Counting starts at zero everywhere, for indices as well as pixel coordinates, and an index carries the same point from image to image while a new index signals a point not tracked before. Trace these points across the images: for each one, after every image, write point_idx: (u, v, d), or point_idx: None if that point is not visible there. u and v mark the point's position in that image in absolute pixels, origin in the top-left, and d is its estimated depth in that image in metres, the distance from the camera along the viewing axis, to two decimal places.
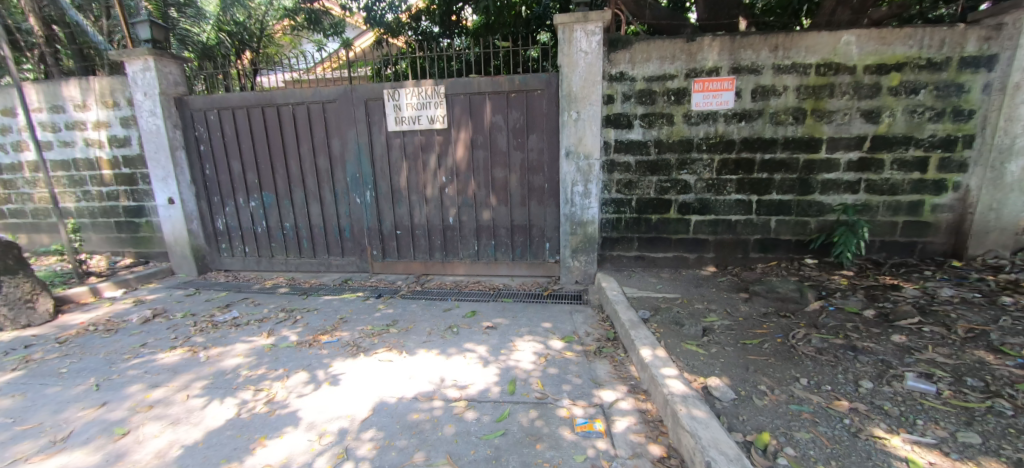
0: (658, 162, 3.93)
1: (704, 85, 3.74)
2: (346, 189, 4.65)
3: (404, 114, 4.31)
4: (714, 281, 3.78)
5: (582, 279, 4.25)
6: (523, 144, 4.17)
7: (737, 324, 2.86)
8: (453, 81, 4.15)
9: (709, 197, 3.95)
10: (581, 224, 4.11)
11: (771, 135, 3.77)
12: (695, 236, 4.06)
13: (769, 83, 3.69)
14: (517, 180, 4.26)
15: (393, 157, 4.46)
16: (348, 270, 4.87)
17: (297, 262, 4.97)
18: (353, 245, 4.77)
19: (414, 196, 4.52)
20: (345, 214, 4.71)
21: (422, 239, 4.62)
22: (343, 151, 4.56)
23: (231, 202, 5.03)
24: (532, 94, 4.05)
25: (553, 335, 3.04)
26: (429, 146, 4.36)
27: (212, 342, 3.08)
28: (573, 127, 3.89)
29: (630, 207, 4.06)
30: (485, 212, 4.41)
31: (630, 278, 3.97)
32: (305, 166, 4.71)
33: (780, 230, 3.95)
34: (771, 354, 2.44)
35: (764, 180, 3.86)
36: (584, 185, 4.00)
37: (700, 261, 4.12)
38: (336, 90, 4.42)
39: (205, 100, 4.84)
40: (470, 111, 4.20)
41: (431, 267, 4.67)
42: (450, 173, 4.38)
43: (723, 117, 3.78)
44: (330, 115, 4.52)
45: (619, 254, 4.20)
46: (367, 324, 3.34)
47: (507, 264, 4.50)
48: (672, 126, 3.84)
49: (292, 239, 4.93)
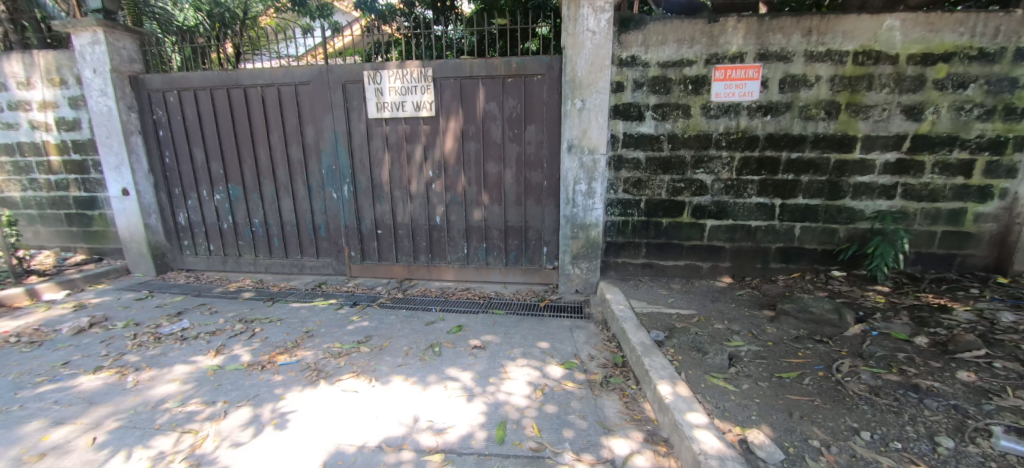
0: (671, 159, 3.48)
1: (726, 72, 3.29)
2: (321, 183, 4.16)
3: (386, 100, 3.83)
4: (732, 295, 3.35)
5: (583, 288, 3.81)
6: (520, 137, 3.71)
7: (767, 351, 2.44)
8: (442, 63, 3.66)
9: (727, 200, 3.53)
10: (583, 227, 3.67)
11: (799, 132, 3.34)
12: (710, 243, 3.64)
13: (799, 73, 3.26)
14: (513, 176, 3.81)
15: (374, 148, 3.98)
16: (323, 273, 4.39)
17: (267, 263, 4.48)
18: (329, 245, 4.29)
19: (397, 192, 4.05)
20: (320, 210, 4.23)
21: (405, 240, 4.15)
22: (318, 140, 4.06)
23: (194, 195, 4.53)
24: (530, 79, 3.58)
25: (551, 360, 2.59)
26: (414, 136, 3.88)
27: (147, 361, 2.60)
28: (577, 117, 3.43)
29: (638, 209, 3.62)
30: (476, 211, 3.95)
31: (637, 289, 3.53)
32: (276, 157, 4.21)
33: (805, 238, 3.54)
34: (816, 394, 2.01)
35: (790, 182, 3.44)
36: (588, 183, 3.56)
37: (714, 271, 3.70)
38: (310, 71, 3.92)
39: (164, 79, 4.32)
40: (460, 98, 3.72)
41: (414, 272, 4.20)
42: (438, 167, 3.91)
43: (746, 110, 3.35)
44: (304, 99, 4.02)
45: (625, 261, 3.76)
46: (335, 341, 2.86)
47: (499, 269, 4.04)
48: (688, 119, 3.40)
49: (261, 238, 4.44)
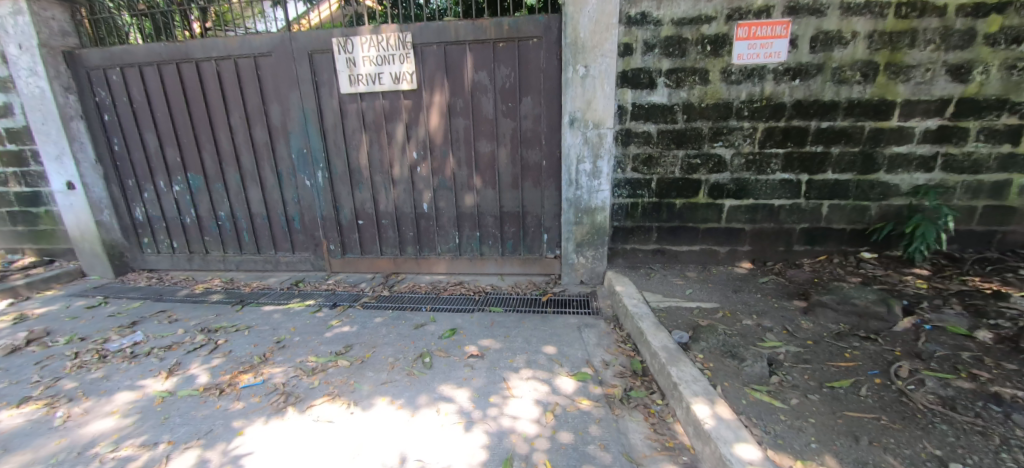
0: (686, 132, 3.08)
1: (749, 30, 2.85)
2: (291, 169, 3.68)
3: (360, 71, 3.32)
4: (755, 283, 3.02)
5: (588, 279, 3.46)
6: (515, 111, 3.26)
7: (808, 354, 2.11)
8: (423, 26, 3.15)
9: (748, 178, 3.16)
10: (587, 211, 3.28)
11: (831, 97, 2.94)
12: (728, 225, 3.29)
13: (834, 29, 2.83)
14: (508, 156, 3.38)
15: (349, 128, 3.50)
16: (300, 269, 3.97)
17: (238, 260, 4.05)
18: (305, 238, 3.86)
19: (377, 177, 3.60)
20: (293, 200, 3.77)
21: (389, 230, 3.72)
22: (285, 120, 3.56)
23: (150, 187, 4.03)
24: (525, 44, 3.10)
25: (560, 369, 2.24)
26: (394, 113, 3.40)
27: (85, 388, 2.22)
28: (579, 86, 2.99)
29: (648, 190, 3.23)
30: (468, 196, 3.53)
31: (649, 279, 3.18)
32: (238, 141, 3.71)
33: (833, 217, 3.20)
34: (878, 410, 1.69)
35: (818, 155, 3.06)
36: (593, 162, 3.15)
37: (732, 256, 3.35)
38: (270, 39, 3.38)
39: (103, 54, 3.74)
40: (445, 67, 3.24)
41: (401, 265, 3.78)
42: (422, 147, 3.46)
43: (772, 74, 2.92)
44: (264, 72, 3.48)
45: (634, 248, 3.40)
46: (310, 354, 2.48)
47: (495, 260, 3.65)
48: (706, 86, 2.97)
49: (230, 232, 3.99)
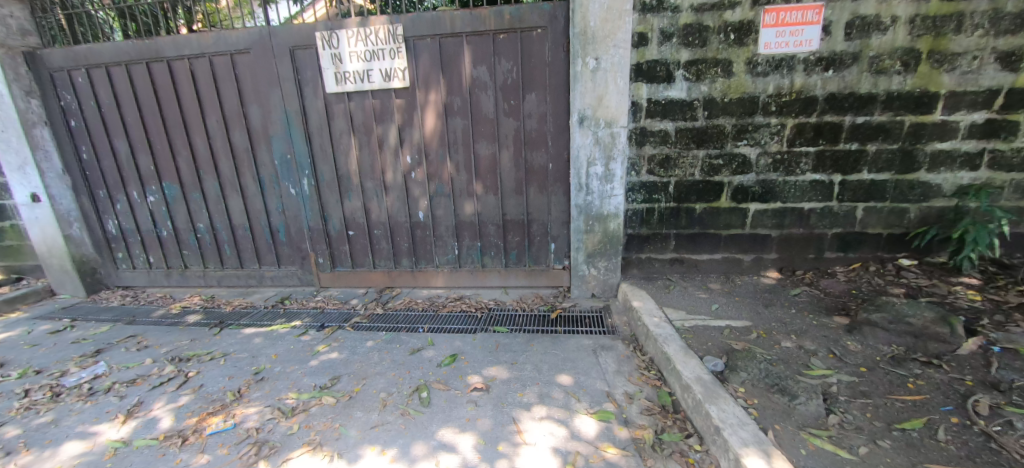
0: (707, 130, 2.79)
1: (778, 16, 2.56)
2: (274, 176, 3.37)
3: (346, 69, 3.01)
4: (786, 296, 2.74)
5: (600, 292, 3.17)
6: (519, 109, 2.96)
7: (864, 385, 1.83)
8: (415, 17, 2.84)
9: (775, 179, 2.88)
10: (599, 218, 2.99)
11: (868, 90, 2.66)
12: (753, 231, 3.00)
13: (871, 13, 2.54)
14: (511, 159, 3.07)
15: (335, 131, 3.19)
16: (287, 284, 3.66)
17: (219, 275, 3.75)
18: (291, 251, 3.55)
19: (368, 184, 3.28)
20: (277, 210, 3.46)
21: (383, 242, 3.40)
22: (266, 123, 3.24)
23: (122, 198, 3.72)
24: (529, 35, 2.80)
25: (577, 405, 1.95)
26: (385, 113, 3.09)
27: (28, 439, 1.93)
28: (590, 81, 2.70)
29: (666, 193, 2.94)
30: (467, 204, 3.22)
31: (669, 292, 2.88)
32: (216, 147, 3.40)
33: (868, 221, 2.93)
34: (967, 461, 1.40)
35: (853, 152, 2.79)
36: (605, 164, 2.86)
37: (758, 264, 3.07)
38: (247, 35, 3.07)
39: (66, 54, 3.41)
40: (440, 62, 2.92)
41: (396, 279, 3.47)
42: (417, 151, 3.14)
43: (802, 64, 2.64)
44: (242, 71, 3.17)
45: (650, 257, 3.11)
46: (291, 390, 2.19)
47: (498, 272, 3.35)
48: (729, 79, 2.68)
49: (210, 245, 3.69)
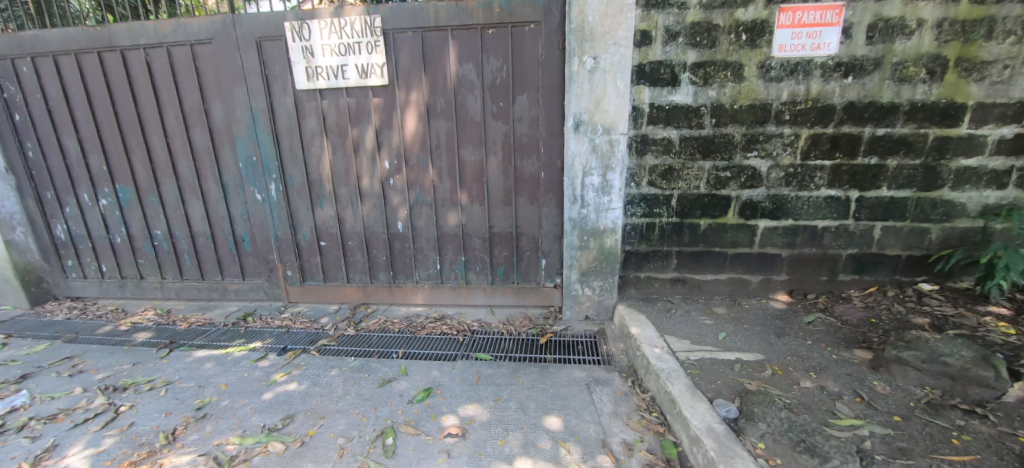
0: (715, 139, 2.54)
1: (794, 16, 2.33)
2: (238, 180, 3.06)
3: (319, 64, 2.71)
4: (799, 323, 2.48)
5: (595, 314, 2.89)
6: (508, 112, 2.69)
7: (902, 441, 1.56)
8: (395, 8, 2.55)
9: (787, 195, 2.63)
10: (595, 233, 2.71)
11: (891, 99, 2.43)
12: (762, 250, 2.76)
13: (896, 15, 2.31)
14: (499, 167, 2.80)
15: (306, 132, 2.89)
16: (252, 298, 3.34)
17: (179, 287, 3.42)
18: (257, 262, 3.23)
19: (342, 191, 2.97)
20: (241, 217, 3.15)
21: (357, 254, 3.10)
22: (229, 122, 2.93)
23: (71, 201, 3.38)
24: (520, 30, 2.53)
25: (566, 458, 1.67)
26: (361, 114, 2.80)
27: None
28: (587, 82, 2.43)
29: (667, 207, 2.68)
30: (451, 215, 2.93)
31: (670, 316, 2.61)
32: (175, 147, 3.08)
33: (885, 241, 2.70)
34: None
35: (872, 167, 2.55)
36: (602, 174, 2.60)
37: (765, 286, 2.82)
38: (209, 24, 2.77)
39: (8, 40, 3.06)
40: (422, 58, 2.64)
41: (372, 295, 3.16)
42: (396, 156, 2.85)
43: (820, 69, 2.40)
44: (203, 63, 2.86)
45: (649, 277, 2.84)
46: (234, 432, 1.88)
47: (483, 290, 3.05)
48: (740, 83, 2.44)
49: (168, 255, 3.36)
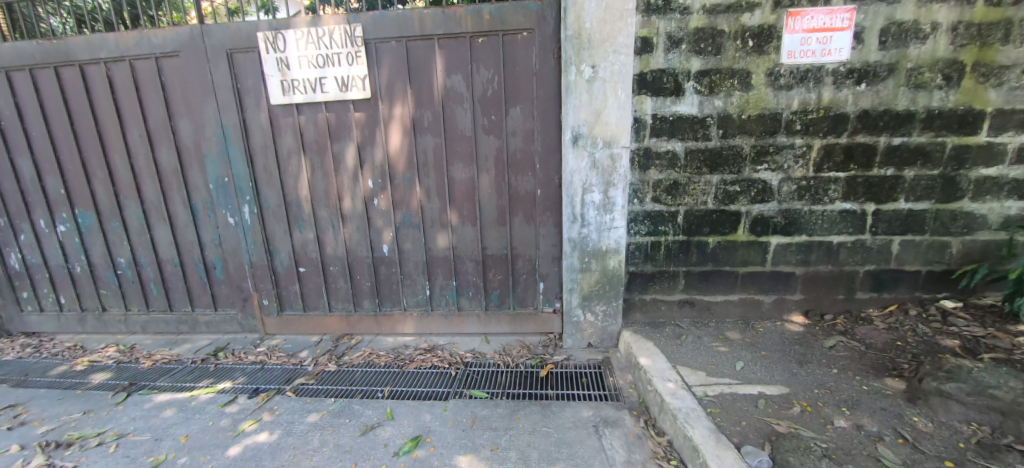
0: (722, 152, 2.37)
1: (803, 21, 2.19)
2: (209, 202, 2.82)
3: (295, 76, 2.51)
4: (820, 349, 2.29)
5: (598, 341, 2.68)
6: (501, 126, 2.50)
7: None
8: (377, 16, 2.37)
9: (799, 209, 2.47)
10: (596, 254, 2.52)
11: (906, 107, 2.29)
12: (775, 269, 2.58)
13: (909, 19, 2.19)
14: (492, 184, 2.60)
15: (282, 150, 2.67)
16: (225, 331, 3.07)
17: (145, 320, 3.14)
18: (230, 292, 2.97)
19: (322, 212, 2.75)
20: (212, 242, 2.90)
21: (340, 280, 2.86)
22: (198, 140, 2.71)
23: (25, 227, 3.09)
24: (512, 39, 2.36)
25: None
26: (342, 129, 2.59)
27: None
28: (585, 93, 2.26)
29: (673, 225, 2.50)
30: (440, 236, 2.72)
31: (680, 343, 2.41)
32: (140, 167, 2.84)
33: (904, 257, 2.54)
34: None
35: (888, 179, 2.40)
36: (603, 191, 2.41)
37: (779, 307, 2.64)
38: (175, 36, 2.56)
39: None
40: (407, 69, 2.45)
41: (356, 325, 2.91)
42: (380, 174, 2.64)
43: (831, 76, 2.25)
44: (169, 77, 2.64)
45: (655, 300, 2.65)
46: None
47: (477, 317, 2.83)
48: (748, 92, 2.28)
49: (133, 284, 3.09)
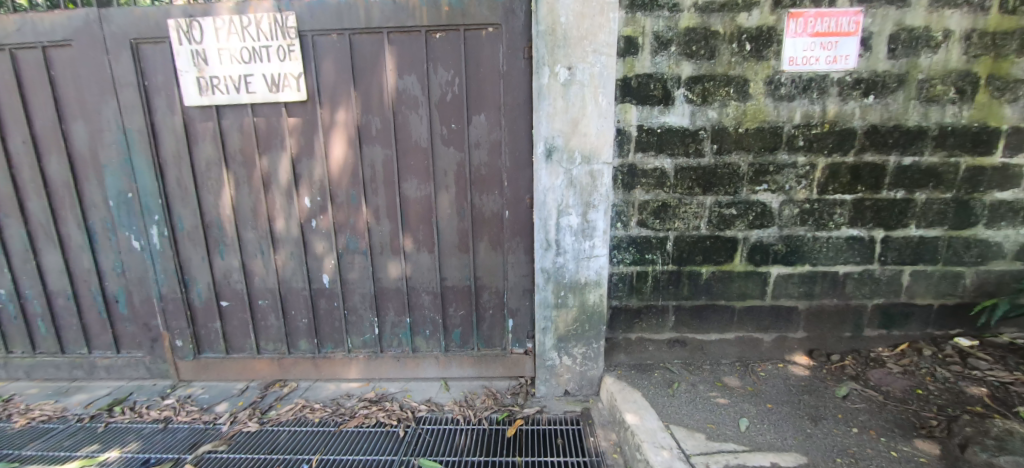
0: (717, 170, 2.06)
1: (806, 23, 1.93)
2: (109, 222, 2.33)
3: (214, 72, 2.08)
4: (833, 399, 1.97)
5: (576, 388, 2.29)
6: (462, 136, 2.13)
7: None
8: (315, 3, 1.99)
9: (802, 235, 2.17)
10: (574, 287, 2.15)
11: (917, 122, 2.05)
12: (775, 303, 2.27)
13: (919, 25, 1.95)
14: (452, 204, 2.22)
15: (199, 161, 2.22)
16: (131, 377, 2.55)
17: (30, 364, 2.57)
18: (136, 330, 2.47)
19: (248, 235, 2.30)
20: (114, 270, 2.40)
21: (271, 316, 2.40)
22: (96, 147, 2.23)
23: None
24: (475, 34, 2.01)
25: None
26: (273, 137, 2.17)
27: None
28: (561, 99, 1.93)
29: (662, 252, 2.16)
30: (391, 265, 2.30)
31: (672, 392, 2.05)
32: (22, 179, 2.32)
33: (914, 289, 2.27)
34: None
35: (898, 202, 2.14)
36: (581, 213, 2.06)
37: (779, 346, 2.33)
38: (65, 21, 2.10)
39: None
40: (351, 67, 2.07)
41: (291, 370, 2.45)
42: (319, 191, 2.22)
43: (837, 87, 1.99)
44: (60, 71, 2.17)
45: (642, 339, 2.29)
46: None
47: (435, 359, 2.41)
48: (745, 102, 1.99)
49: (14, 321, 2.52)
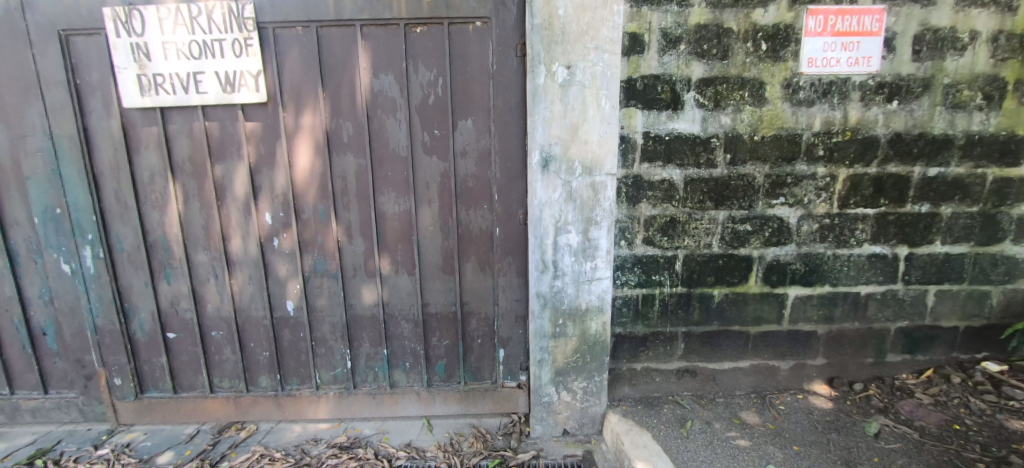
0: (730, 182, 1.86)
1: (826, 20, 1.75)
2: (33, 242, 2.00)
3: (157, 69, 1.80)
4: (865, 438, 1.75)
5: (576, 426, 2.04)
6: (446, 143, 1.89)
7: None
8: None
9: (822, 253, 1.98)
10: (574, 315, 1.91)
11: (943, 130, 1.88)
12: (792, 328, 2.06)
13: (946, 25, 1.79)
14: (436, 220, 1.96)
15: (141, 172, 1.92)
16: (62, 421, 2.19)
17: None
18: (68, 367, 2.13)
19: (199, 257, 2.00)
20: (40, 299, 2.06)
21: (227, 349, 2.09)
22: (16, 156, 1.91)
23: None
24: (460, 29, 1.78)
25: None
26: (228, 144, 1.89)
27: None
28: (558, 102, 1.71)
29: (671, 273, 1.94)
30: (366, 289, 2.03)
31: (685, 433, 1.81)
32: None
33: (939, 310, 2.09)
34: None
35: (923, 217, 1.96)
36: (582, 231, 1.83)
37: (797, 375, 2.12)
38: None
39: None
40: (319, 65, 1.81)
41: (250, 410, 2.14)
42: (282, 206, 1.94)
43: (859, 91, 1.81)
44: None
45: (648, 370, 2.06)
46: None
47: (417, 394, 2.14)
48: (761, 107, 1.80)
49: None
